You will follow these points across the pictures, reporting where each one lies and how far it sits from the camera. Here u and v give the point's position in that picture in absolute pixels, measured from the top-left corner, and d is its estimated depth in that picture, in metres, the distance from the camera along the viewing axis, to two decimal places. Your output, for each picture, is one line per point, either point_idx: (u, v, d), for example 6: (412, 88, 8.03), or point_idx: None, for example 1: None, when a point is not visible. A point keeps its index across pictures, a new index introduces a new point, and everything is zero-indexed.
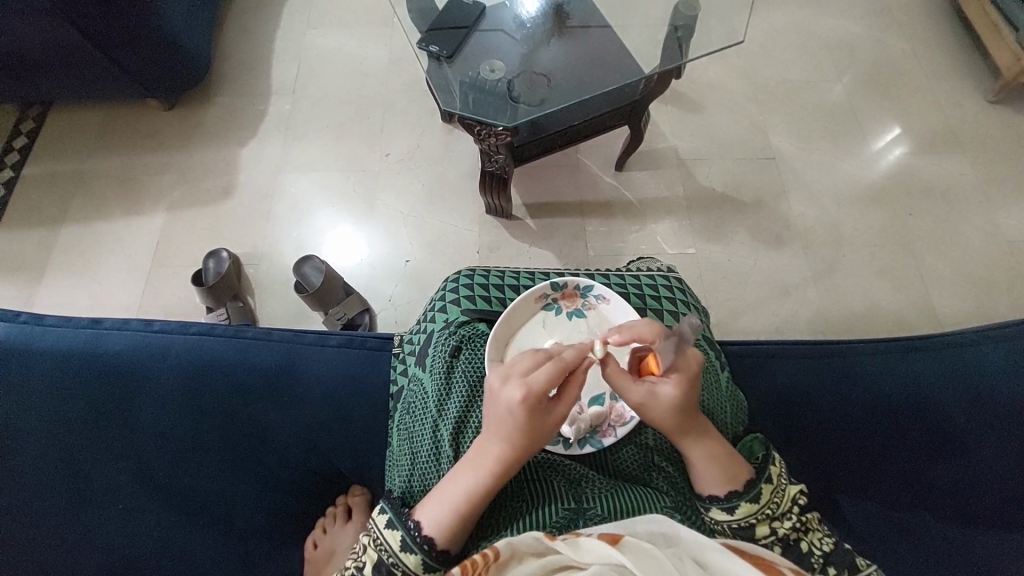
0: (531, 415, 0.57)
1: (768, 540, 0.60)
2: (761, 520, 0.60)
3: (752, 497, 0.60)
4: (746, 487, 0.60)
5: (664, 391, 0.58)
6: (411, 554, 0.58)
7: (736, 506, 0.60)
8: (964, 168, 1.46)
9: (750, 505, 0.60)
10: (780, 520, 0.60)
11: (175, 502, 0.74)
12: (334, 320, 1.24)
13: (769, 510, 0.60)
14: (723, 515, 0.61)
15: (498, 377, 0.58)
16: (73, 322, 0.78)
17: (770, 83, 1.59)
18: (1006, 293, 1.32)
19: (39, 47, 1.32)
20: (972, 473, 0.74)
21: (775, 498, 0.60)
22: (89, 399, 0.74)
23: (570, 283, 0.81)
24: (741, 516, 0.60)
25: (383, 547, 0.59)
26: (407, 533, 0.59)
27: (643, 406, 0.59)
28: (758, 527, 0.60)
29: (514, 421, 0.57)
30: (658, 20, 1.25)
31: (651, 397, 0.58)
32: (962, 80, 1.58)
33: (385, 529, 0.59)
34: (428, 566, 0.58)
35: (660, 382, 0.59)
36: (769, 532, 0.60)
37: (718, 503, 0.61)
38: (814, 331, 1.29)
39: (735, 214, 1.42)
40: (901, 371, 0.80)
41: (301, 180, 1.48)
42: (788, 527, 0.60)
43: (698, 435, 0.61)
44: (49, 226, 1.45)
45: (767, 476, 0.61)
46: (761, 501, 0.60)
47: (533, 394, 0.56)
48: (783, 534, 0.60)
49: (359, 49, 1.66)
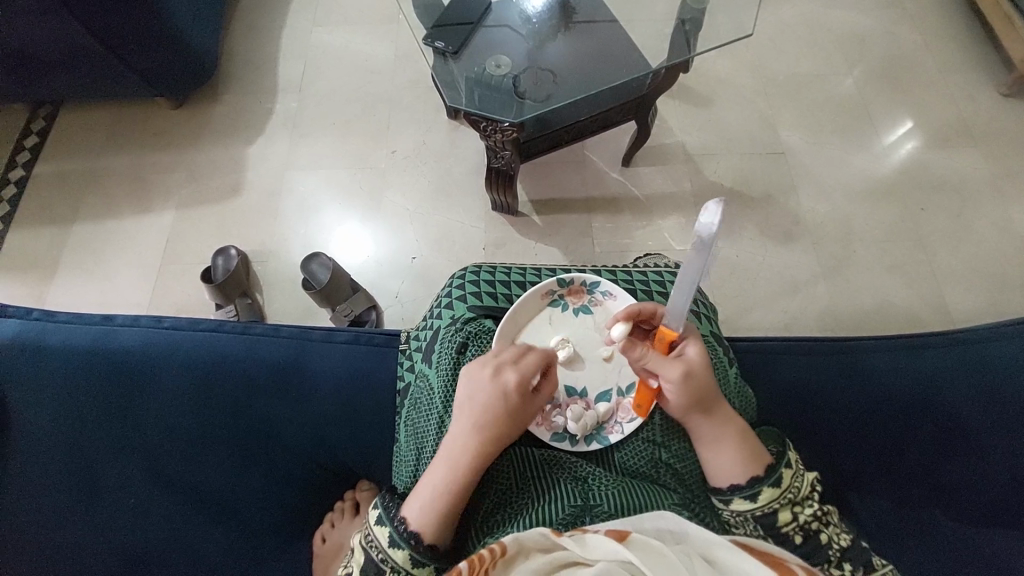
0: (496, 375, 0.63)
1: (790, 528, 0.59)
2: (784, 505, 0.59)
3: (773, 481, 0.59)
4: (767, 472, 0.60)
5: (690, 352, 0.61)
6: (399, 549, 0.57)
7: (759, 492, 0.59)
8: (977, 162, 1.44)
9: (773, 490, 0.59)
10: (801, 506, 0.60)
11: (182, 497, 0.75)
12: (341, 316, 1.25)
13: (791, 494, 0.59)
14: (745, 505, 0.60)
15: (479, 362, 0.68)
16: (85, 318, 0.79)
17: (779, 77, 1.57)
18: (1019, 289, 1.30)
19: (48, 47, 1.33)
20: (987, 471, 0.73)
21: (795, 483, 0.60)
22: (98, 394, 0.75)
23: (577, 279, 0.81)
24: (764, 502, 0.59)
25: (373, 544, 0.59)
26: (394, 529, 0.58)
27: (688, 375, 0.59)
28: (781, 513, 0.59)
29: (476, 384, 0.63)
30: (666, 15, 1.24)
31: (686, 364, 0.60)
32: (976, 72, 1.56)
33: (374, 525, 0.59)
34: (416, 561, 0.58)
35: (683, 347, 0.61)
36: (792, 519, 0.59)
37: (740, 492, 0.60)
38: (823, 327, 1.28)
39: (744, 210, 1.41)
40: (911, 369, 0.79)
41: (308, 177, 1.49)
42: (809, 514, 0.59)
43: (723, 406, 0.61)
44: (59, 225, 1.46)
45: (786, 461, 0.61)
46: (783, 485, 0.59)
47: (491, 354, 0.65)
48: (804, 521, 0.59)
49: (365, 46, 1.66)
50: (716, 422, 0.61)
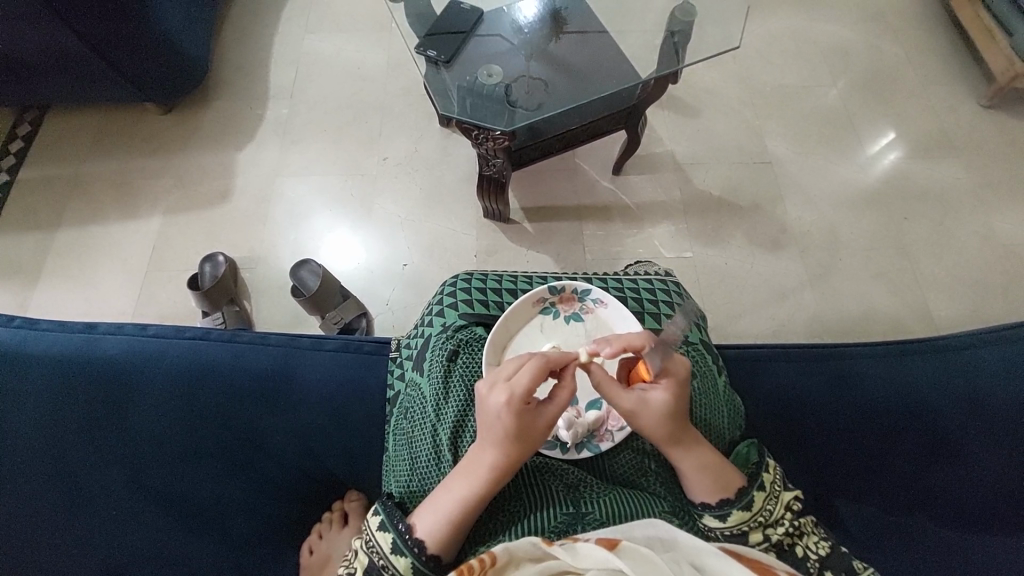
0: (518, 418, 0.58)
1: (762, 547, 0.60)
2: (755, 527, 0.60)
3: (744, 505, 0.60)
4: (738, 495, 0.61)
5: (654, 396, 0.59)
6: (401, 556, 0.58)
7: (728, 513, 0.60)
8: (959, 172, 1.47)
9: (742, 513, 0.60)
10: (774, 526, 0.61)
11: (167, 507, 0.73)
12: (331, 323, 1.24)
13: (761, 517, 0.60)
14: (715, 522, 0.61)
15: (485, 383, 0.60)
16: (67, 326, 0.78)
17: (766, 88, 1.60)
18: (1001, 296, 1.33)
19: (37, 51, 1.32)
20: (970, 478, 0.74)
21: (767, 506, 0.61)
22: (81, 403, 0.73)
23: (568, 287, 0.81)
24: (733, 523, 0.60)
25: (374, 549, 0.59)
26: (397, 535, 0.59)
27: (634, 413, 0.60)
28: (752, 534, 0.60)
29: (502, 425, 0.58)
30: (654, 26, 1.26)
31: (641, 403, 0.60)
32: (957, 85, 1.59)
33: (376, 531, 0.60)
34: (417, 570, 0.58)
35: (650, 388, 0.60)
36: (763, 539, 0.60)
37: (710, 511, 0.61)
38: (810, 333, 1.30)
39: (733, 218, 1.42)
40: (896, 376, 0.80)
41: (299, 184, 1.48)
42: (782, 534, 0.60)
43: (686, 447, 0.61)
44: (43, 230, 1.44)
45: (759, 484, 0.61)
46: (754, 509, 0.60)
47: (516, 397, 0.58)
48: (777, 540, 0.60)
49: (357, 54, 1.66)
50: (677, 454, 0.61)
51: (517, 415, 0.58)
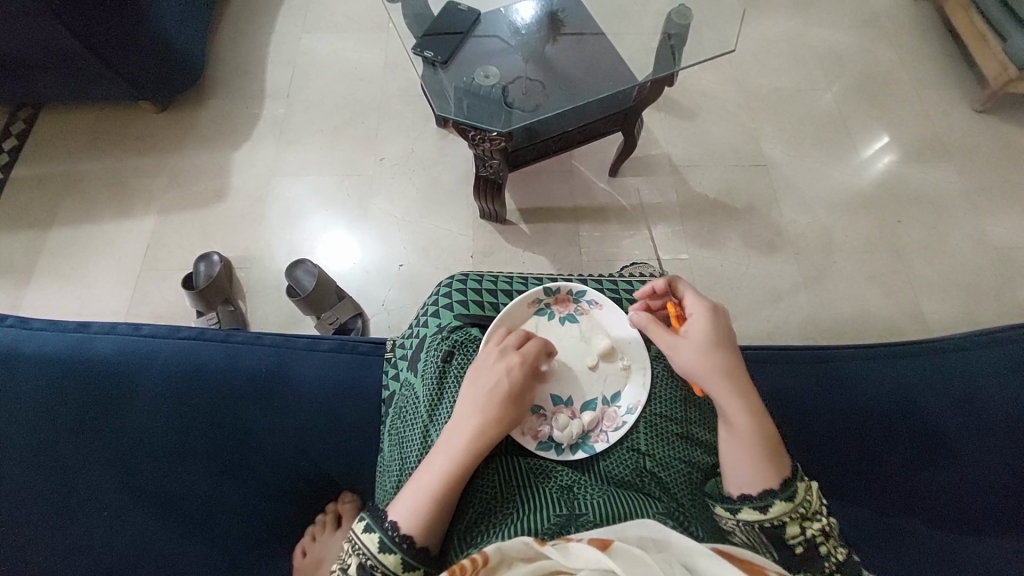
0: (521, 381, 0.66)
1: (794, 541, 0.59)
2: (795, 520, 0.59)
3: (788, 495, 0.59)
4: (782, 486, 0.59)
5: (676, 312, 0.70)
6: (390, 553, 0.57)
7: (771, 505, 0.59)
8: (953, 177, 1.48)
9: (786, 504, 0.59)
10: (811, 520, 0.59)
11: (157, 508, 0.72)
12: (326, 324, 1.24)
13: (802, 509, 0.59)
14: (754, 515, 0.59)
15: (495, 350, 0.69)
16: (60, 325, 0.77)
17: (762, 92, 1.60)
18: (993, 300, 1.34)
19: (29, 46, 1.30)
20: (964, 479, 0.74)
21: (808, 498, 0.59)
22: (71, 402, 0.72)
23: (563, 288, 0.82)
24: (774, 515, 0.59)
25: (360, 551, 0.57)
26: (385, 534, 0.57)
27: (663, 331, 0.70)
28: (790, 528, 0.59)
29: (504, 386, 0.65)
30: (651, 30, 1.26)
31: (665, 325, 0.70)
32: (950, 90, 1.60)
33: (362, 534, 0.58)
34: (406, 565, 0.57)
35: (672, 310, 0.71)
36: (799, 533, 0.59)
37: (750, 502, 0.60)
38: (805, 336, 1.30)
39: (728, 221, 1.43)
40: (888, 378, 0.81)
41: (294, 184, 1.48)
42: (816, 530, 0.59)
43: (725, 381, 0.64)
44: (36, 229, 1.43)
45: (803, 475, 0.60)
46: (797, 500, 0.59)
47: (527, 361, 0.68)
48: (811, 536, 0.59)
49: (354, 54, 1.66)
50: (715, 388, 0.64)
51: (518, 377, 0.66)
